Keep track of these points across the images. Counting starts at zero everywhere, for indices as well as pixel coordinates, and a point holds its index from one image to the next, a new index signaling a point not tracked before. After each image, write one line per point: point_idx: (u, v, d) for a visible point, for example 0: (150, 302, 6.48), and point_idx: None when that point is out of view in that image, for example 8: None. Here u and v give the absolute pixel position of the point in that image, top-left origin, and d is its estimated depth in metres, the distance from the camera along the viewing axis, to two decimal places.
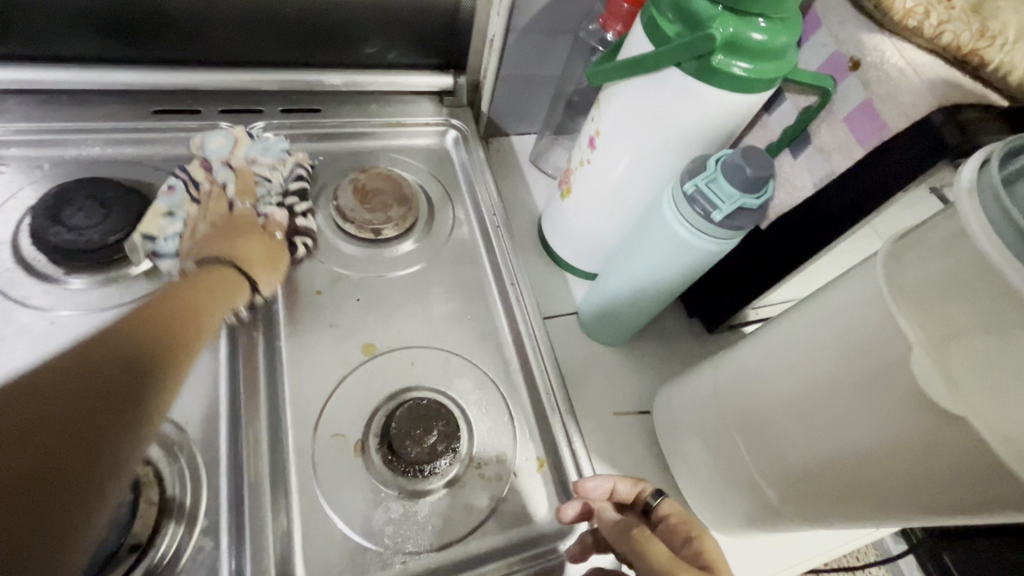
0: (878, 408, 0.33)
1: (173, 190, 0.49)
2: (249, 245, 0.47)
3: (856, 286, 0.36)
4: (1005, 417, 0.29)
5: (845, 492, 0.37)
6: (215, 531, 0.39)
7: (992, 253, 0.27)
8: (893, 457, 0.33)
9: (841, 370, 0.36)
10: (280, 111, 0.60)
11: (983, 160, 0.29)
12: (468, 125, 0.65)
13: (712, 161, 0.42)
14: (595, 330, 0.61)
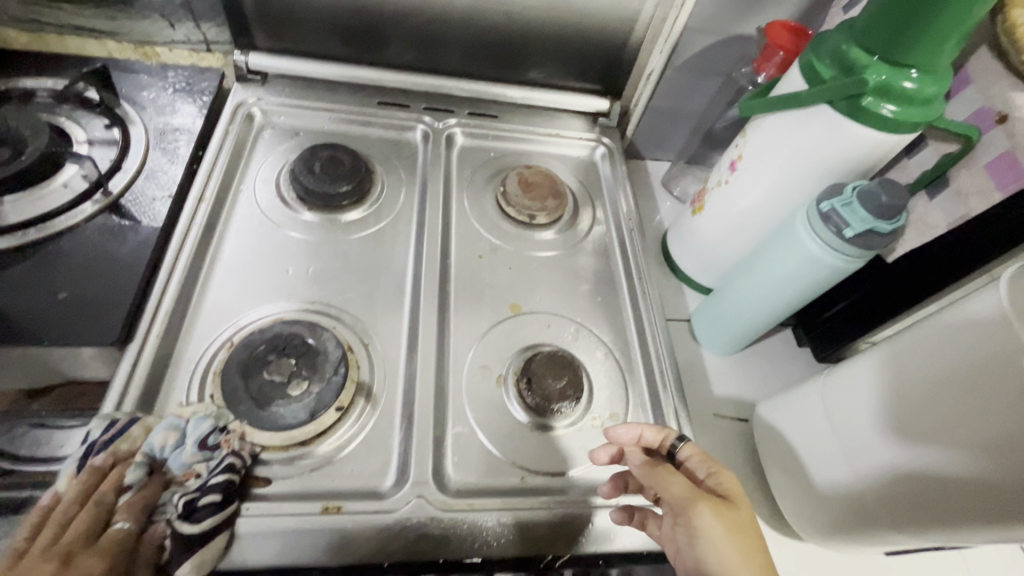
0: (990, 407, 0.38)
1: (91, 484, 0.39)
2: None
3: (979, 304, 0.41)
4: None
5: (951, 488, 0.41)
6: (388, 417, 0.49)
7: None
8: (1001, 449, 0.37)
9: (956, 374, 0.41)
10: (467, 113, 0.73)
11: None
12: (616, 143, 0.75)
13: (850, 187, 0.48)
14: (706, 338, 0.67)
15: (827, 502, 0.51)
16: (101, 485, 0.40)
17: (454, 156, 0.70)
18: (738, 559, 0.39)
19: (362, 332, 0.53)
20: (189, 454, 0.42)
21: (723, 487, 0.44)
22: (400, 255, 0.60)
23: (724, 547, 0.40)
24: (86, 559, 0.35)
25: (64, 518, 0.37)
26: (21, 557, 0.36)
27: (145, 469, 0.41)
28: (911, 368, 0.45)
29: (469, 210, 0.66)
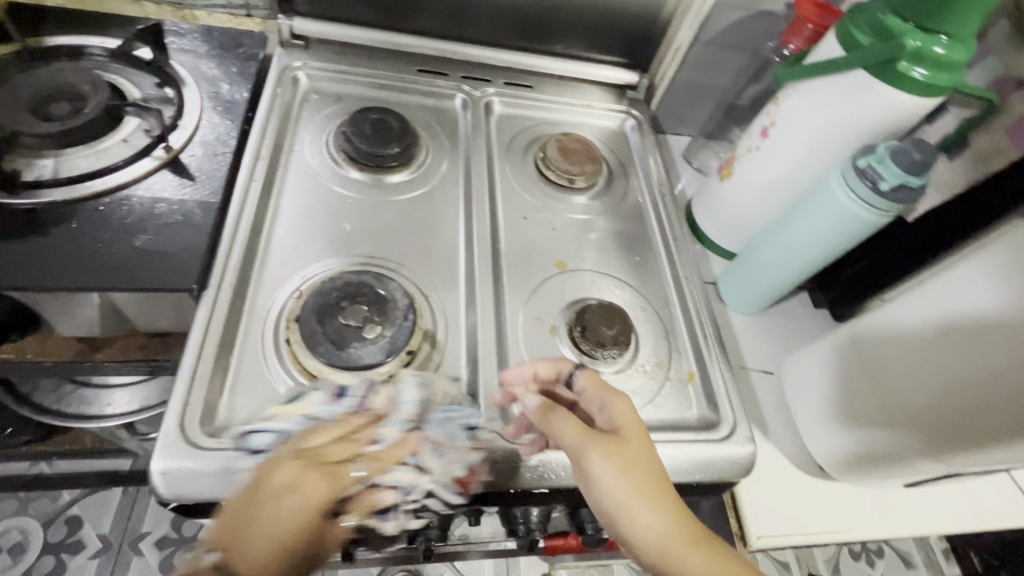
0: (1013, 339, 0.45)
1: (337, 400, 0.44)
2: (286, 515, 0.38)
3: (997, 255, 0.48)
4: None
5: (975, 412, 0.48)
6: (454, 362, 0.52)
7: None
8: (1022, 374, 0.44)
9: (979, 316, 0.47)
10: (502, 83, 0.75)
11: None
12: (644, 115, 0.78)
13: (883, 147, 0.52)
14: (732, 298, 0.71)
15: (856, 437, 0.56)
16: (349, 413, 0.44)
17: (492, 123, 0.72)
18: (626, 497, 0.40)
19: (422, 284, 0.56)
20: (414, 391, 0.46)
21: (620, 428, 0.44)
22: (450, 216, 0.62)
23: (618, 487, 0.41)
24: (314, 488, 0.39)
25: (329, 436, 0.42)
26: (263, 435, 0.42)
27: (369, 404, 0.44)
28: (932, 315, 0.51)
29: (512, 176, 0.68)
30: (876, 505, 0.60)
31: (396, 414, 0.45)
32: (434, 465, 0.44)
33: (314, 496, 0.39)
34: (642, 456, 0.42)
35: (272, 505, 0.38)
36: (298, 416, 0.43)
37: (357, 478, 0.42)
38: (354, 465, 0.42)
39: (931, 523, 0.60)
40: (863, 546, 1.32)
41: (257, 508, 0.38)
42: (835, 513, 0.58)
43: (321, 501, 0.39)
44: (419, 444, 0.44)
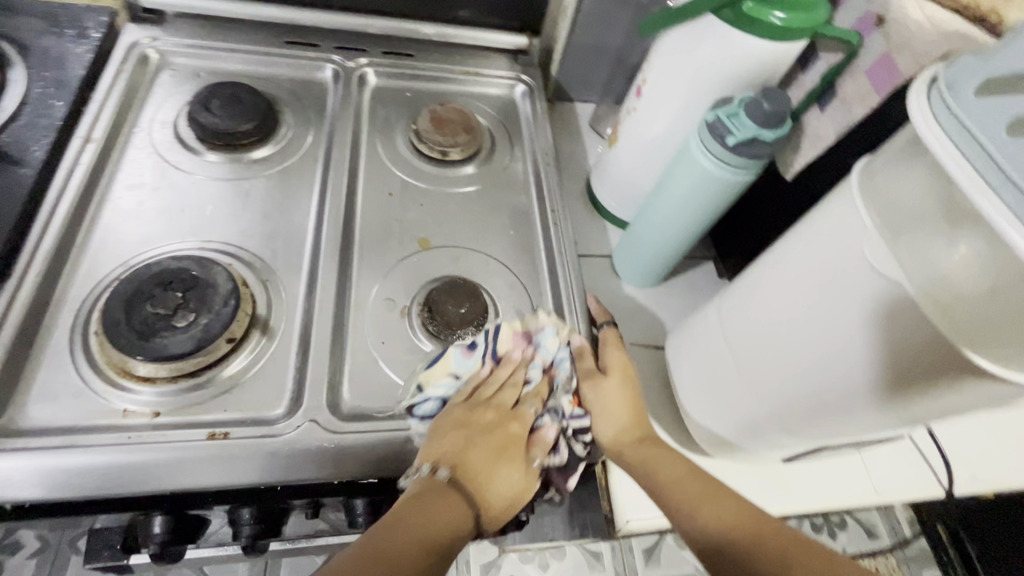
0: (849, 329, 0.36)
1: (471, 352, 0.48)
2: (497, 478, 0.43)
3: (827, 218, 0.37)
4: (967, 299, 0.30)
5: (835, 405, 0.39)
6: (285, 349, 0.49)
7: (939, 150, 0.28)
8: (864, 366, 0.35)
9: (810, 300, 0.38)
10: (380, 52, 0.71)
11: (930, 79, 0.30)
12: (536, 80, 0.74)
13: (738, 99, 0.47)
14: (626, 271, 0.67)
15: (726, 414, 0.51)
16: (510, 363, 0.49)
17: (366, 96, 0.69)
18: (605, 423, 0.49)
19: (263, 268, 0.53)
20: (553, 341, 0.50)
21: (622, 368, 0.51)
22: (307, 195, 0.59)
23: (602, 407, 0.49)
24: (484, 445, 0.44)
25: (493, 387, 0.48)
26: (429, 402, 0.46)
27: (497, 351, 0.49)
28: (775, 298, 0.42)
29: (382, 152, 0.64)
30: (758, 480, 0.57)
31: (535, 355, 0.49)
32: (565, 394, 0.49)
33: (484, 442, 0.44)
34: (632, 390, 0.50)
35: (490, 467, 0.43)
36: (447, 378, 0.47)
37: (534, 413, 0.47)
38: (524, 405, 0.47)
39: (816, 498, 0.57)
40: (825, 517, 1.28)
41: (479, 462, 0.43)
42: None
43: (499, 457, 0.44)
44: (552, 385, 0.49)
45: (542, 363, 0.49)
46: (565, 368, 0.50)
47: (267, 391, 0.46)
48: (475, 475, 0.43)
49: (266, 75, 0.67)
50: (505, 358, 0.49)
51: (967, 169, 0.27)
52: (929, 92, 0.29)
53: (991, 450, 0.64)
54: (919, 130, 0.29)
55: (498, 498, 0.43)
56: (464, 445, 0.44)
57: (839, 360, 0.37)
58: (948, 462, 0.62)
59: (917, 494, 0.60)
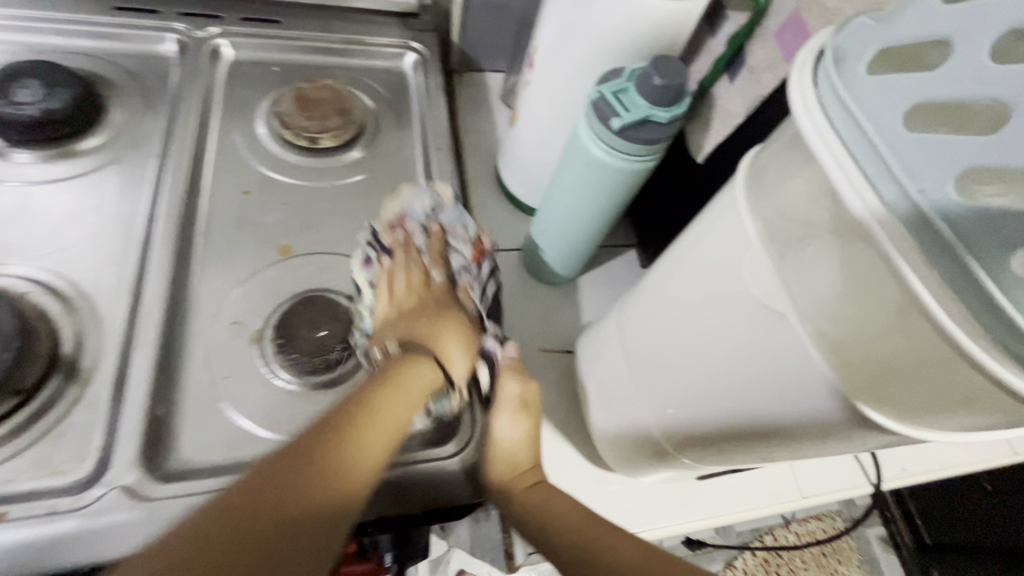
0: (739, 362, 0.30)
1: (367, 263, 0.47)
2: (445, 354, 0.44)
3: (717, 227, 0.31)
4: (866, 337, 0.24)
5: (735, 443, 0.34)
6: (97, 394, 0.40)
7: (821, 148, 0.22)
8: (760, 407, 0.30)
9: (703, 321, 0.32)
10: (239, 19, 0.60)
11: (817, 52, 0.24)
12: (429, 49, 0.64)
13: (628, 72, 0.40)
14: (535, 268, 0.60)
15: (627, 437, 0.45)
16: (400, 245, 0.48)
17: (221, 73, 0.58)
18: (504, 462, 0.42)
19: (75, 294, 0.44)
20: (426, 202, 0.49)
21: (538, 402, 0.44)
22: (139, 198, 0.49)
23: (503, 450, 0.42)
24: (439, 331, 0.45)
25: (401, 283, 0.47)
26: (365, 334, 0.45)
27: (385, 246, 0.48)
28: (669, 314, 0.36)
29: (239, 142, 0.54)
30: (675, 495, 0.53)
31: (412, 224, 0.48)
32: (461, 251, 0.49)
33: (422, 317, 0.45)
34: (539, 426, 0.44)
35: (432, 326, 0.45)
36: (361, 310, 0.46)
37: (442, 278, 0.49)
38: (432, 275, 0.48)
39: (737, 510, 0.53)
40: None
41: (427, 339, 0.44)
42: (622, 512, 0.51)
43: (439, 317, 0.46)
44: (446, 239, 0.49)
45: (427, 215, 0.48)
46: (456, 222, 0.49)
47: (69, 450, 0.38)
48: (424, 331, 0.44)
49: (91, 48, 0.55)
50: (393, 249, 0.48)
51: (855, 173, 0.21)
52: (813, 68, 0.24)
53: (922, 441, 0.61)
54: (803, 123, 0.23)
55: (455, 359, 0.45)
56: (393, 340, 0.44)
57: (736, 396, 0.31)
58: (878, 458, 0.59)
59: (844, 495, 0.57)
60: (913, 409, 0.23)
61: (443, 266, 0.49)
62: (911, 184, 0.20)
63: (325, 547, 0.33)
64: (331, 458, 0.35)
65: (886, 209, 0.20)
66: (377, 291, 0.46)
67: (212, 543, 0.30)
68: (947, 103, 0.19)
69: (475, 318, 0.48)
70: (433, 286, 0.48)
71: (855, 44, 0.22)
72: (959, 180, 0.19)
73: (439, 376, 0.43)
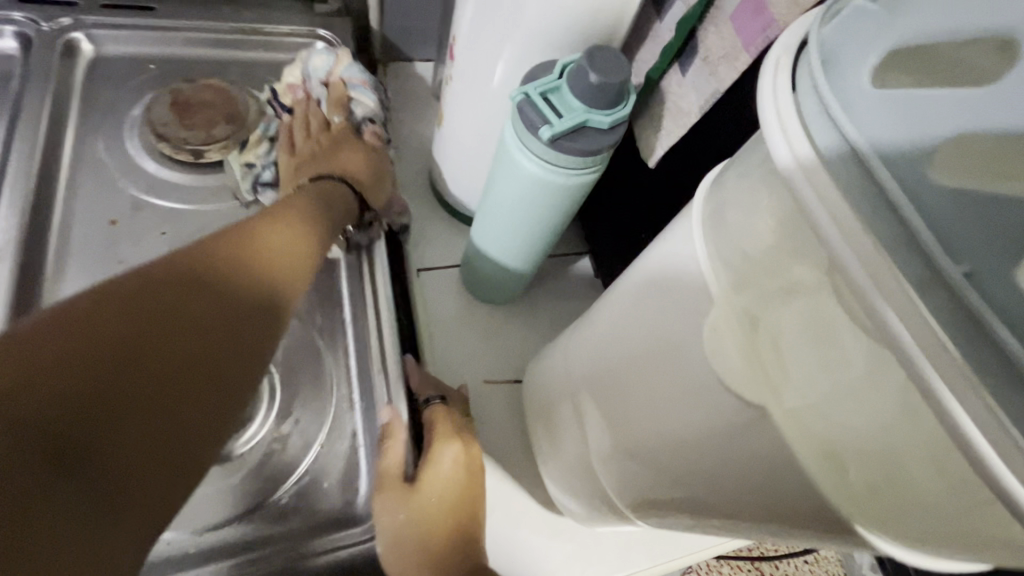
0: (693, 438, 0.25)
1: (267, 118, 0.47)
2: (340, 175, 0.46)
3: (670, 266, 0.25)
4: (847, 429, 0.19)
5: (692, 519, 0.29)
6: None
7: (805, 190, 0.17)
8: (718, 496, 0.24)
9: (656, 382, 0.27)
10: (101, 6, 0.50)
11: (798, 45, 0.19)
12: (340, 37, 0.55)
13: (558, 67, 0.33)
14: (475, 288, 0.53)
15: (582, 491, 0.39)
16: (300, 101, 0.48)
17: (82, 74, 0.48)
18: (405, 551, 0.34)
19: None
20: (320, 59, 0.48)
21: (443, 482, 0.35)
22: None
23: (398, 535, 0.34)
24: (342, 155, 0.47)
25: (300, 130, 0.47)
26: (267, 170, 0.46)
27: (281, 107, 0.48)
28: (619, 364, 0.30)
29: (106, 158, 0.45)
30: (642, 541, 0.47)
31: (311, 87, 0.48)
32: (364, 101, 0.49)
33: (324, 148, 0.47)
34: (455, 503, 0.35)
35: (333, 154, 0.47)
36: (259, 135, 0.46)
37: (344, 120, 0.48)
38: (334, 120, 0.48)
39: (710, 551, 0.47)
40: None
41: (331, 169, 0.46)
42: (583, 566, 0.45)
43: (340, 147, 0.47)
44: (347, 91, 0.48)
45: (320, 70, 0.47)
46: (357, 77, 0.47)
47: None
48: (329, 167, 0.46)
49: None
50: (293, 107, 0.48)
51: (855, 217, 0.17)
52: (793, 65, 0.19)
53: None
54: (772, 139, 0.18)
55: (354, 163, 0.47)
56: (299, 163, 0.46)
57: (691, 478, 0.26)
58: None
59: None
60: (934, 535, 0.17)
61: (343, 109, 0.48)
62: (911, 209, 0.16)
63: (210, 371, 0.28)
64: (240, 275, 0.32)
65: (817, 156, 0.17)
66: (280, 146, 0.47)
67: (70, 391, 0.23)
68: (980, 137, 0.16)
69: (381, 137, 0.49)
70: (332, 129, 0.48)
71: (852, 50, 0.18)
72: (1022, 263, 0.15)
73: (348, 193, 0.45)
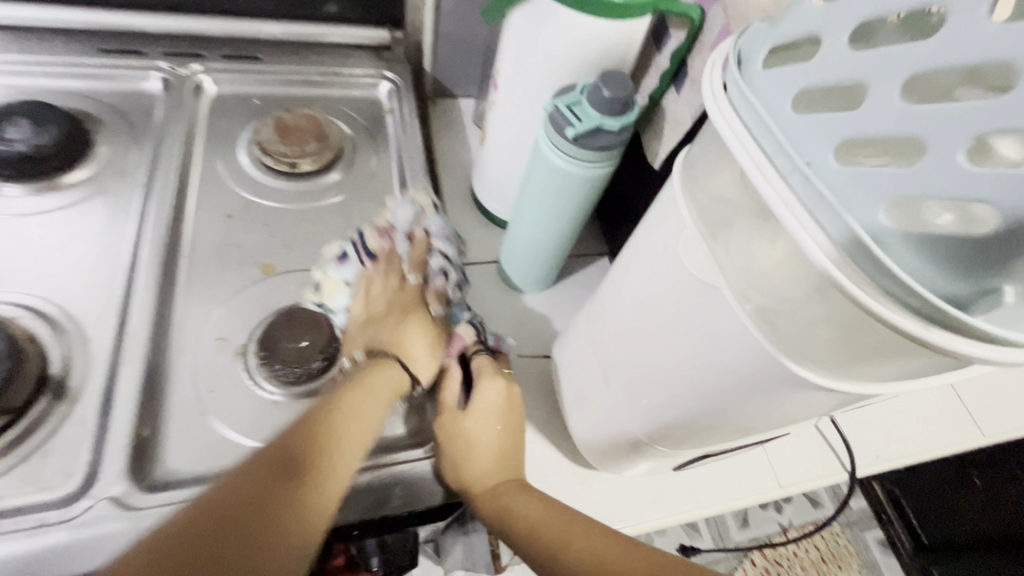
0: (685, 340, 0.33)
1: (345, 262, 0.50)
2: (410, 340, 0.47)
3: (663, 210, 0.33)
4: (774, 297, 0.27)
5: (691, 418, 0.37)
6: (85, 412, 0.41)
7: (745, 158, 0.23)
8: (707, 382, 0.33)
9: (656, 304, 0.35)
10: (220, 56, 0.63)
11: (724, 56, 0.26)
12: (402, 78, 0.67)
13: (580, 86, 0.43)
14: (512, 278, 0.62)
15: (605, 430, 0.47)
16: (371, 261, 0.50)
17: (205, 108, 0.61)
18: (461, 466, 0.43)
19: (63, 317, 0.45)
20: (406, 212, 0.50)
21: (486, 411, 0.45)
22: (126, 226, 0.51)
23: (457, 453, 0.43)
24: (408, 327, 0.48)
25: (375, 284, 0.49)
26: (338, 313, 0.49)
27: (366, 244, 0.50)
28: (629, 301, 0.39)
29: (222, 168, 0.57)
30: (657, 491, 0.54)
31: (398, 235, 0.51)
32: (442, 250, 0.51)
33: (387, 319, 0.48)
34: (496, 430, 0.44)
35: (399, 325, 0.48)
36: (339, 289, 0.50)
37: (415, 283, 0.50)
38: (408, 281, 0.50)
39: (719, 502, 0.54)
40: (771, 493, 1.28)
41: (397, 346, 0.47)
42: (607, 509, 0.52)
43: (406, 317, 0.48)
44: (429, 242, 0.50)
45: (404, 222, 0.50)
46: (442, 227, 0.51)
47: (55, 469, 0.39)
48: (388, 338, 0.46)
49: (81, 89, 0.58)
50: (375, 253, 0.50)
51: (754, 149, 0.23)
52: (722, 73, 0.26)
53: (894, 428, 0.63)
54: (714, 120, 0.25)
55: (419, 357, 0.47)
56: (366, 309, 0.48)
57: (688, 375, 0.34)
58: (851, 445, 0.61)
59: (823, 483, 0.58)
60: (838, 363, 0.26)
61: (421, 270, 0.50)
62: (829, 192, 0.21)
63: (310, 526, 0.36)
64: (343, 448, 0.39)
65: (834, 245, 0.20)
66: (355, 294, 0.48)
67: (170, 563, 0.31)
68: (848, 88, 0.21)
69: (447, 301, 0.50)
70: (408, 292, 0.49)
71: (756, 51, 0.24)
72: (837, 146, 0.21)
73: (402, 370, 0.46)
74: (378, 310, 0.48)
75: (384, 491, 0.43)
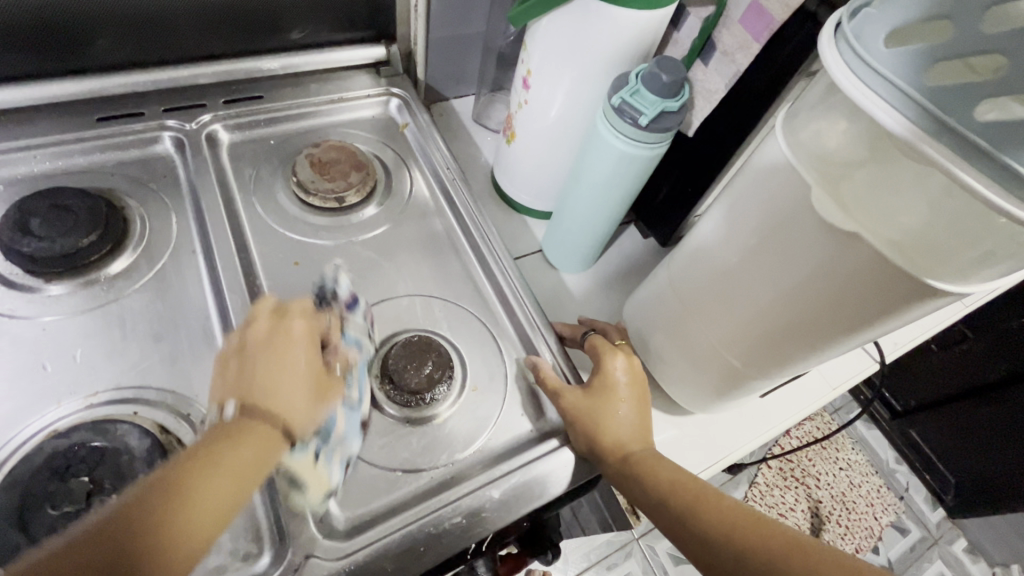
0: (798, 271, 0.38)
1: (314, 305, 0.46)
2: (279, 375, 0.39)
3: (767, 163, 0.39)
4: (895, 225, 0.32)
5: (793, 340, 0.42)
6: None
7: (888, 121, 0.29)
8: (820, 303, 0.38)
9: (762, 242, 0.40)
10: (223, 102, 0.61)
11: (834, 26, 0.32)
12: (408, 91, 0.67)
13: (633, 76, 0.47)
14: (559, 260, 0.66)
15: (701, 373, 0.52)
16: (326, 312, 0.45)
17: (224, 158, 0.59)
18: (595, 438, 0.46)
19: (179, 397, 0.44)
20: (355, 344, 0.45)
21: (615, 384, 0.48)
22: (197, 295, 0.50)
23: (587, 426, 0.46)
24: (287, 331, 0.41)
25: (301, 341, 0.41)
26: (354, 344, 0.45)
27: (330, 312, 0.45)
28: (728, 247, 0.43)
29: (264, 213, 0.56)
30: (741, 419, 0.61)
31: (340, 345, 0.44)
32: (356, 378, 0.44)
33: (258, 354, 0.40)
34: (631, 398, 0.48)
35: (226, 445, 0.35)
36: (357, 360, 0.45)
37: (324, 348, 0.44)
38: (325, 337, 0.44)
39: (792, 413, 0.62)
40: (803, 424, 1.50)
41: (259, 359, 0.40)
42: (707, 446, 0.59)
43: (233, 446, 0.36)
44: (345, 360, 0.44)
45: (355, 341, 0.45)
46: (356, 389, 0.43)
47: (239, 546, 0.39)
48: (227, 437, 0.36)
49: (93, 166, 0.55)
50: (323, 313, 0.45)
51: (897, 115, 0.28)
52: (838, 46, 0.31)
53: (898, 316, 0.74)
54: (846, 87, 0.30)
55: (296, 407, 0.39)
56: (312, 325, 0.43)
57: (797, 299, 0.39)
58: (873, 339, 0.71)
59: (862, 378, 0.67)
60: (959, 273, 0.31)
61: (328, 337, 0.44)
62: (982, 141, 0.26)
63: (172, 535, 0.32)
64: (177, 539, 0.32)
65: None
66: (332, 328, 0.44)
67: None
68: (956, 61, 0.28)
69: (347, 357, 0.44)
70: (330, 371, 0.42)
71: (868, 31, 0.30)
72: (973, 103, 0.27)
73: (251, 451, 0.36)
74: (307, 325, 0.42)
75: (543, 484, 0.46)
